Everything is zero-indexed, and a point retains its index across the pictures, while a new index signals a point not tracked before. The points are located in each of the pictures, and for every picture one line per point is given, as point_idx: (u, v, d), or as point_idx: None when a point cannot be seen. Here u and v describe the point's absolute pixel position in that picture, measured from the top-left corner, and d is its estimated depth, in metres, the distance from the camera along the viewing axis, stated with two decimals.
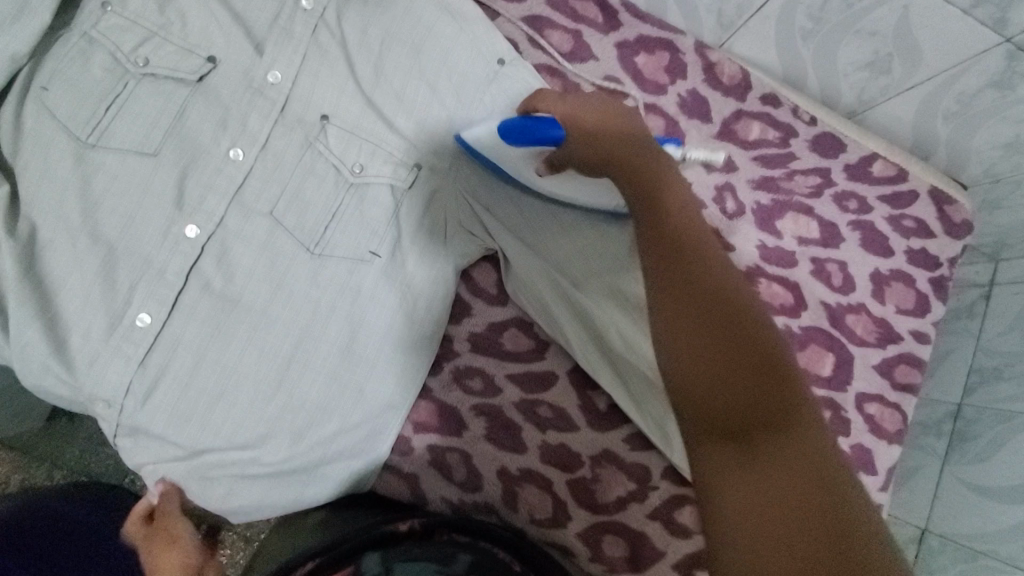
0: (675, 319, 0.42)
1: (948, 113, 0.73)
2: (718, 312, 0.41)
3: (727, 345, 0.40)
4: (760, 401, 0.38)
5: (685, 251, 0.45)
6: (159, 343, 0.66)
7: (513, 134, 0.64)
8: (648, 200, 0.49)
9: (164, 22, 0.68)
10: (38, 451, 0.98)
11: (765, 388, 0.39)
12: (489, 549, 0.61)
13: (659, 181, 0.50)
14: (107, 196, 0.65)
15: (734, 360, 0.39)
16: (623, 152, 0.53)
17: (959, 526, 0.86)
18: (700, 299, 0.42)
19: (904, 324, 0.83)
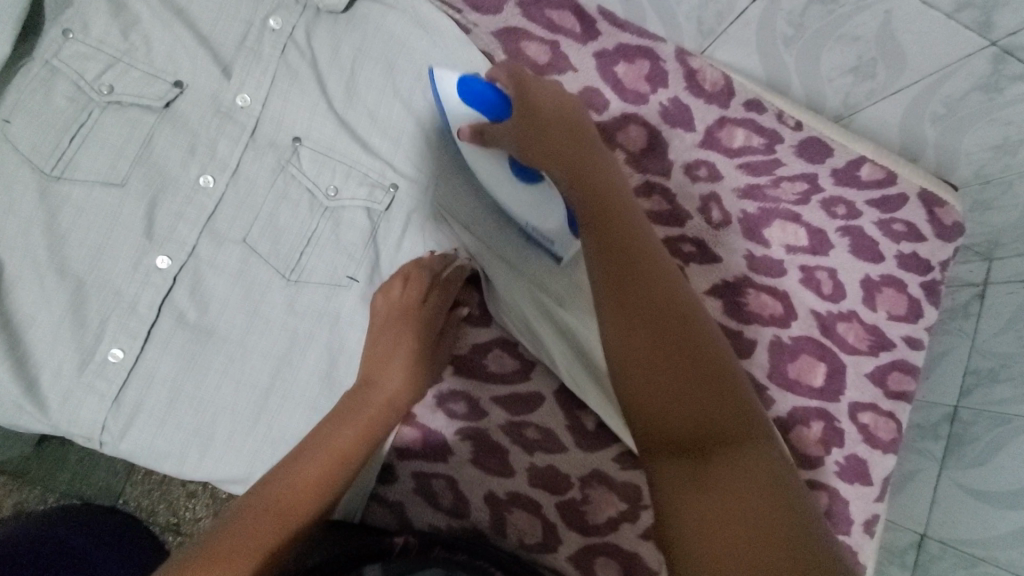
0: (632, 332, 0.44)
1: (935, 115, 0.71)
2: (671, 327, 0.44)
3: (679, 359, 0.43)
4: (713, 416, 0.41)
5: (637, 265, 0.47)
6: (134, 377, 0.65)
7: (466, 94, 0.66)
8: (599, 210, 0.52)
9: (127, 47, 0.66)
10: (31, 474, 0.96)
11: (718, 403, 0.42)
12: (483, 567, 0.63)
13: (619, 206, 0.53)
14: (76, 229, 0.64)
15: (686, 373, 0.42)
16: (581, 174, 0.56)
17: (957, 531, 0.84)
18: (655, 315, 0.45)
19: (897, 331, 0.82)
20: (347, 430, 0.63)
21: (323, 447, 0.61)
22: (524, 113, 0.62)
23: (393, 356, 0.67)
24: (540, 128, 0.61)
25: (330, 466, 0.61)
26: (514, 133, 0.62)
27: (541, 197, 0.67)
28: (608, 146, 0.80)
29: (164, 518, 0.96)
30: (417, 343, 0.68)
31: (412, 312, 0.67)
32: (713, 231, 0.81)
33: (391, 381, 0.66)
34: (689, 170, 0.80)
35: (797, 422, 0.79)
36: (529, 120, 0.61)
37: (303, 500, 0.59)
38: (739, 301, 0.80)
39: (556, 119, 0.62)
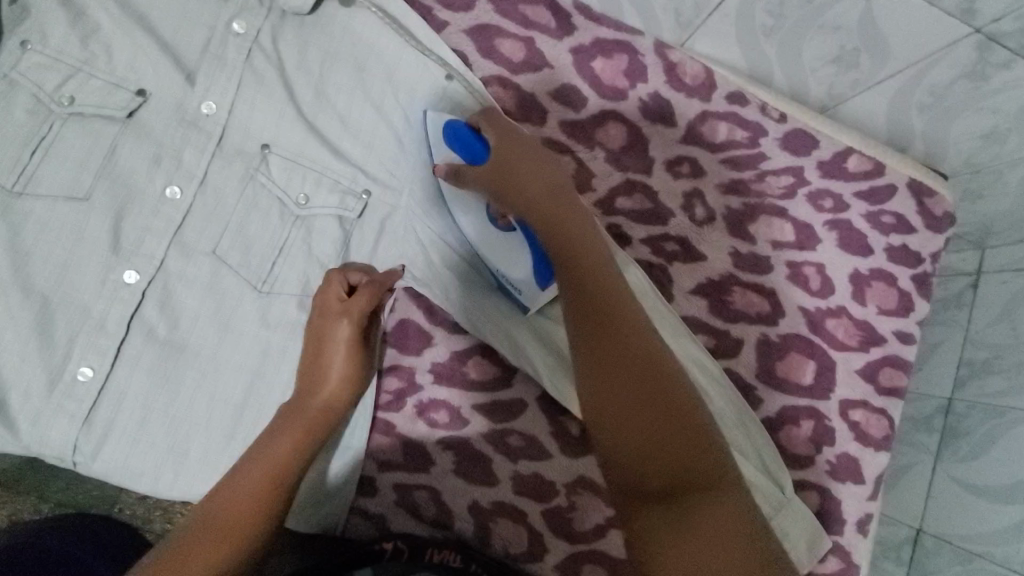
0: (607, 393, 0.47)
1: (921, 105, 0.69)
2: (646, 386, 0.47)
3: (652, 417, 0.46)
4: (683, 470, 0.44)
5: (615, 323, 0.50)
6: (104, 397, 0.64)
7: (452, 136, 0.69)
8: (575, 264, 0.54)
9: (87, 57, 0.64)
10: (23, 482, 0.89)
11: (689, 457, 0.45)
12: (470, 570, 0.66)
13: (591, 255, 0.56)
14: (39, 246, 0.61)
15: (659, 431, 0.45)
16: (556, 218, 0.57)
17: (954, 526, 0.79)
18: (632, 369, 0.48)
19: (887, 325, 0.80)
20: (286, 439, 0.61)
21: (264, 459, 0.60)
22: (498, 160, 0.62)
23: (327, 357, 0.65)
24: (512, 172, 0.61)
25: (271, 478, 0.59)
26: (488, 179, 0.62)
27: (511, 244, 0.68)
28: (587, 146, 0.78)
29: (161, 526, 0.89)
30: (351, 342, 0.65)
31: (342, 310, 0.64)
32: (697, 229, 0.79)
33: (326, 385, 0.64)
34: (670, 167, 0.79)
35: (787, 421, 0.77)
36: (503, 165, 0.61)
37: (247, 517, 0.57)
38: (725, 299, 0.78)
39: (528, 160, 0.62)
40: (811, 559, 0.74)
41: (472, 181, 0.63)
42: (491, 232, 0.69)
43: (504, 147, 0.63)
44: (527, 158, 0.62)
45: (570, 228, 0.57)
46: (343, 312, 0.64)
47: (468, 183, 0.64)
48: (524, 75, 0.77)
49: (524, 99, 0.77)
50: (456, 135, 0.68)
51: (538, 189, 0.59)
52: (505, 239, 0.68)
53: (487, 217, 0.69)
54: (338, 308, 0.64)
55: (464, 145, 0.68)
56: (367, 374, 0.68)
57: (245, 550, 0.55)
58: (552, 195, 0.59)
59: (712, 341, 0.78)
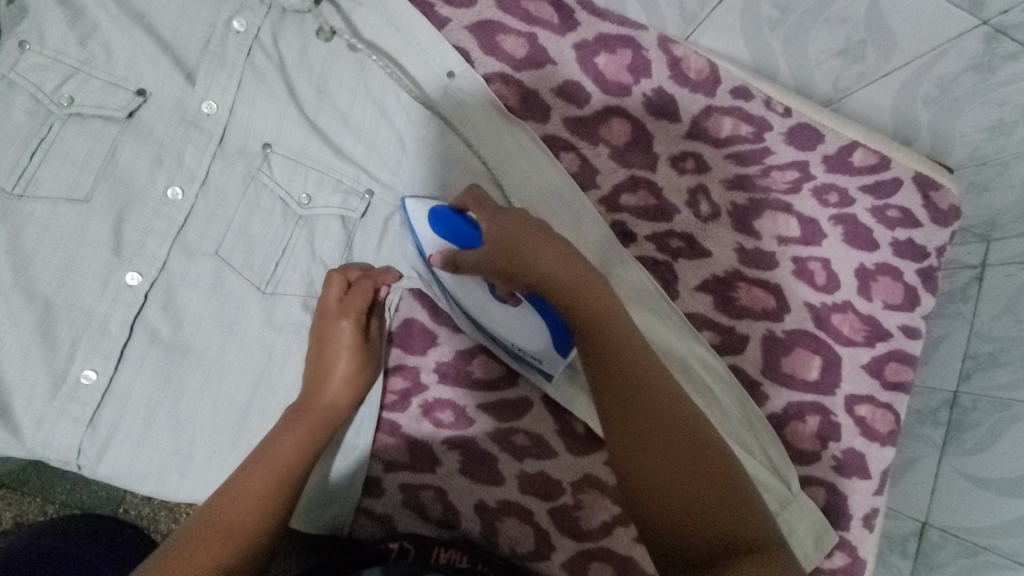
0: (641, 462, 0.48)
1: (927, 98, 0.69)
2: (679, 453, 0.47)
3: (689, 486, 0.46)
4: (724, 531, 0.45)
5: (641, 387, 0.50)
6: (108, 400, 0.63)
7: (438, 223, 0.68)
8: (592, 325, 0.53)
9: (86, 57, 0.63)
10: (28, 485, 0.89)
11: (729, 521, 0.45)
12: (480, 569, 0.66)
13: (607, 314, 0.54)
14: (40, 248, 0.61)
15: (696, 499, 0.46)
16: (568, 283, 0.55)
17: (958, 520, 0.79)
18: (665, 437, 0.48)
19: (893, 320, 0.79)
20: (289, 438, 0.61)
21: (269, 458, 0.59)
22: (494, 233, 0.61)
23: (330, 358, 0.65)
24: (512, 242, 0.59)
25: (274, 477, 0.58)
26: (487, 253, 0.62)
27: (524, 317, 0.67)
28: (591, 142, 0.77)
29: (166, 526, 0.89)
30: (352, 341, 0.65)
31: (342, 310, 0.65)
32: (701, 225, 0.78)
33: (328, 386, 0.65)
34: (675, 163, 0.78)
35: (793, 417, 0.77)
36: (502, 235, 0.61)
37: (249, 516, 0.56)
38: (730, 296, 0.78)
39: (527, 224, 0.61)
40: (818, 554, 0.74)
41: (472, 266, 0.64)
42: (501, 310, 0.67)
43: (499, 216, 0.63)
44: (525, 221, 0.61)
45: (585, 287, 0.55)
46: (341, 312, 0.66)
47: (467, 267, 0.65)
48: (527, 71, 0.76)
49: (527, 95, 0.76)
50: (439, 219, 0.68)
51: (544, 253, 0.57)
52: (513, 313, 0.67)
53: (491, 297, 0.67)
54: (337, 310, 0.66)
55: (451, 231, 0.67)
56: (370, 375, 0.68)
57: (244, 549, 0.54)
58: (559, 257, 0.56)
59: (718, 338, 0.77)
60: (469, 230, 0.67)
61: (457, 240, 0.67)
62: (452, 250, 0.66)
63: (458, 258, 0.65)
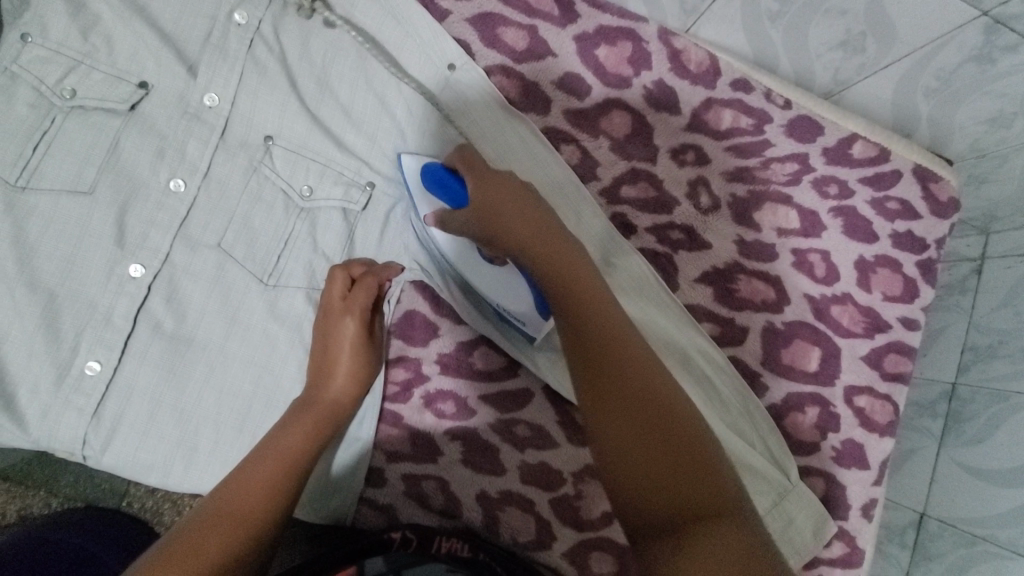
0: (612, 432, 0.47)
1: (928, 90, 0.69)
2: (649, 423, 0.46)
3: (658, 453, 0.45)
4: (689, 498, 0.43)
5: (612, 359, 0.49)
6: (112, 390, 0.64)
7: (430, 179, 0.68)
8: (569, 300, 0.54)
9: (89, 50, 0.64)
10: (32, 478, 0.90)
11: (697, 489, 0.43)
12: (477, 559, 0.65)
13: (578, 275, 0.56)
14: (44, 240, 0.61)
15: (663, 465, 0.44)
16: (542, 245, 0.58)
17: (956, 510, 0.79)
18: (629, 393, 0.47)
19: (892, 311, 0.80)
20: (296, 431, 0.62)
21: (279, 446, 0.60)
22: (479, 201, 0.64)
23: (335, 353, 0.66)
24: (496, 210, 0.62)
25: (284, 465, 0.59)
26: (473, 216, 0.64)
27: (508, 279, 0.68)
28: (591, 134, 0.78)
29: (169, 518, 0.90)
30: (356, 337, 0.66)
31: (346, 307, 0.66)
32: (702, 217, 0.79)
33: (332, 381, 0.65)
34: (675, 155, 0.78)
35: (792, 408, 0.78)
36: (488, 204, 0.63)
37: (257, 505, 0.56)
38: (730, 288, 0.78)
39: (511, 195, 0.63)
40: (817, 544, 0.74)
41: (460, 227, 0.66)
42: (485, 270, 0.69)
43: (487, 186, 0.65)
44: (510, 193, 0.63)
45: (564, 262, 0.57)
46: (345, 309, 0.66)
47: (455, 226, 0.67)
48: (528, 64, 0.76)
49: (528, 88, 0.77)
50: (433, 176, 0.68)
51: (522, 217, 0.61)
52: (499, 273, 0.69)
53: (479, 255, 0.69)
54: (341, 306, 0.66)
55: (441, 186, 0.68)
56: (372, 370, 0.68)
57: (252, 536, 0.54)
58: (540, 232, 0.59)
59: (718, 329, 0.78)
60: (458, 188, 0.68)
61: (446, 195, 0.68)
62: (443, 209, 0.68)
63: (447, 217, 0.67)
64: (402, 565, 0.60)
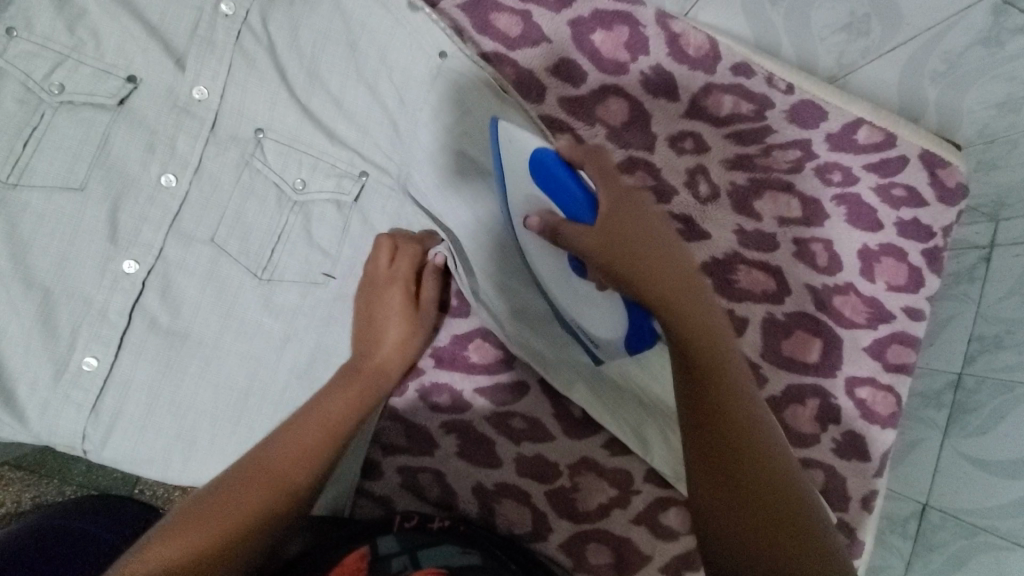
0: (712, 450, 0.52)
1: (935, 73, 0.68)
2: (751, 467, 0.51)
3: (747, 461, 0.51)
4: (766, 514, 0.49)
5: (744, 460, 0.51)
6: (110, 385, 0.64)
7: (539, 170, 0.59)
8: (670, 305, 0.54)
9: (75, 44, 0.63)
10: (47, 467, 0.91)
11: (776, 508, 0.50)
12: (473, 534, 0.66)
13: (685, 288, 0.55)
14: (38, 237, 0.62)
15: (751, 484, 0.50)
16: (645, 248, 0.56)
17: (958, 500, 0.78)
18: (723, 400, 0.52)
19: (896, 301, 0.78)
20: (337, 401, 0.62)
21: (319, 413, 0.60)
22: (614, 225, 0.56)
23: (382, 323, 0.67)
24: (627, 240, 0.55)
25: (323, 431, 0.60)
26: (603, 250, 0.55)
27: (603, 306, 0.64)
28: (587, 122, 0.76)
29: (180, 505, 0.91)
30: (403, 307, 0.67)
31: (391, 277, 0.67)
32: (701, 207, 0.77)
33: (380, 348, 0.66)
34: (674, 143, 0.77)
35: (792, 400, 0.77)
36: (617, 218, 0.56)
37: (292, 469, 0.57)
38: (730, 279, 0.77)
39: (651, 236, 0.57)
40: None
41: (574, 240, 0.56)
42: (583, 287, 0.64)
43: (619, 213, 0.56)
44: (641, 233, 0.56)
45: (675, 277, 0.55)
46: (389, 282, 0.67)
47: (569, 244, 0.57)
48: (522, 51, 0.74)
49: (521, 76, 0.75)
50: (541, 165, 0.58)
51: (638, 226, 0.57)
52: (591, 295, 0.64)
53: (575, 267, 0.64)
54: (384, 280, 0.67)
55: (546, 175, 0.58)
56: (420, 345, 0.69)
57: (284, 500, 0.56)
58: (662, 255, 0.56)
59: None
60: (572, 187, 0.57)
61: (550, 187, 0.59)
62: (549, 207, 0.59)
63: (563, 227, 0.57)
64: (416, 548, 0.59)
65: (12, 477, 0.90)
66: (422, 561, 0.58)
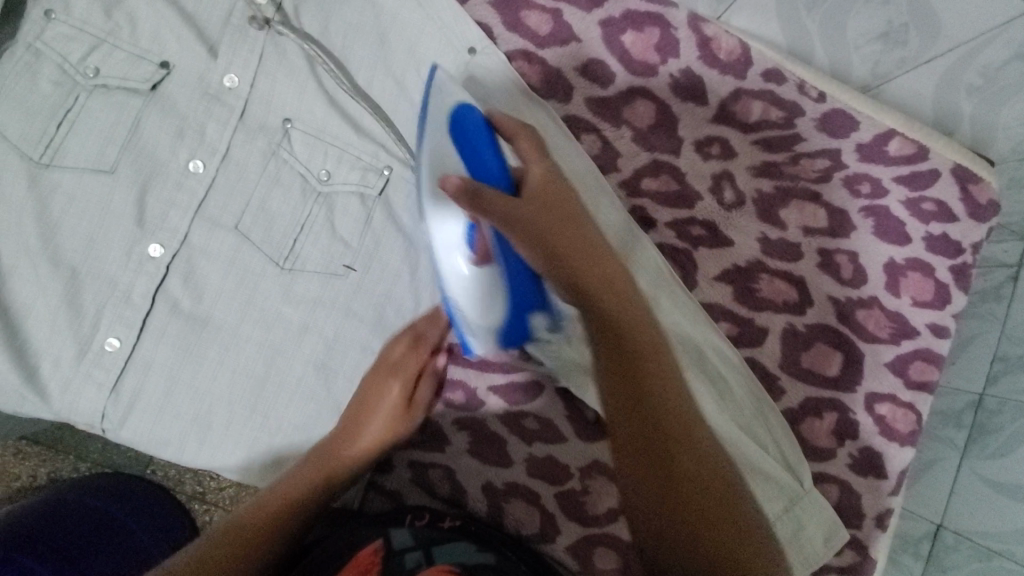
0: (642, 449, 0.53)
1: (970, 87, 0.69)
2: (682, 459, 0.52)
3: (679, 455, 0.52)
4: (701, 509, 0.51)
5: (673, 451, 0.52)
6: (131, 367, 0.65)
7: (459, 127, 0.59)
8: (596, 295, 0.56)
9: (112, 28, 0.64)
10: (63, 443, 0.92)
11: (707, 498, 0.52)
12: (484, 533, 0.67)
13: (607, 277, 0.57)
14: (66, 218, 0.63)
15: (684, 477, 0.52)
16: (569, 232, 0.57)
17: (977, 524, 0.77)
18: (651, 393, 0.54)
19: (921, 318, 0.76)
20: (320, 469, 0.61)
21: (302, 476, 0.60)
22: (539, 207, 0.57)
23: (370, 414, 0.64)
24: (551, 221, 0.57)
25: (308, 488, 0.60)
26: (530, 230, 0.55)
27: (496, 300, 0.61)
28: (614, 124, 0.75)
29: (191, 488, 0.90)
30: (394, 406, 0.65)
31: (392, 373, 0.65)
32: (725, 213, 0.76)
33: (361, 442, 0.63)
34: (700, 148, 0.76)
35: (809, 414, 0.76)
36: (541, 201, 0.57)
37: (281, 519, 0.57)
38: (751, 287, 0.76)
39: (576, 221, 0.59)
40: (828, 552, 0.71)
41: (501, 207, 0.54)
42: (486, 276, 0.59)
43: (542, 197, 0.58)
44: (566, 216, 0.58)
45: (598, 265, 0.58)
46: (388, 373, 0.65)
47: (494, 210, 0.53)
48: (551, 49, 0.74)
49: (549, 75, 0.75)
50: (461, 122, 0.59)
51: (562, 211, 0.58)
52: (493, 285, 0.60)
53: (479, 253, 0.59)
54: (384, 370, 0.66)
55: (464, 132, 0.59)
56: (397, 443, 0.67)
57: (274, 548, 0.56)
58: (583, 240, 0.58)
59: (735, 330, 0.76)
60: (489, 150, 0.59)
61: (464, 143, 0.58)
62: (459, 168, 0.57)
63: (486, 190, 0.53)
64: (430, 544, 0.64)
65: (29, 450, 0.91)
66: (439, 558, 0.64)
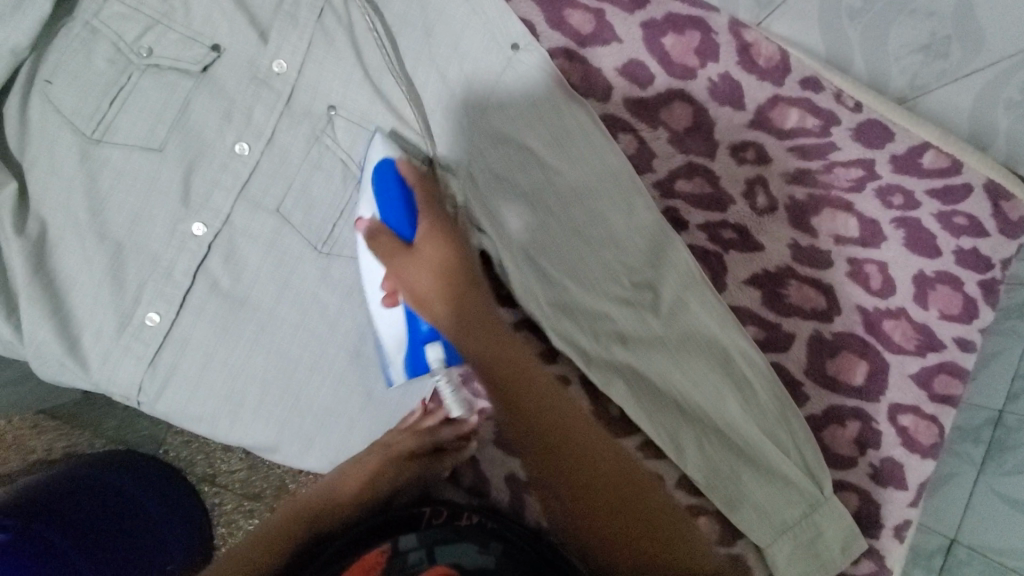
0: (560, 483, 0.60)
1: (1010, 102, 0.70)
2: (594, 487, 0.59)
3: (589, 486, 0.59)
4: (625, 528, 0.58)
5: (583, 475, 0.60)
6: (169, 342, 0.66)
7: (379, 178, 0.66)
8: (487, 350, 0.61)
9: (166, 10, 0.66)
10: (83, 418, 0.92)
11: (628, 509, 0.60)
12: (509, 541, 0.55)
13: (490, 327, 0.62)
14: (114, 192, 0.65)
15: (601, 499, 0.59)
16: (455, 286, 0.61)
17: (991, 539, 0.76)
18: (554, 430, 0.60)
19: (948, 331, 0.77)
20: (294, 515, 0.61)
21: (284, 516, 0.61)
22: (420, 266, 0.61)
23: (351, 474, 0.65)
24: (433, 278, 0.61)
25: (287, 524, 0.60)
26: (420, 295, 0.61)
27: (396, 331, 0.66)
28: (650, 125, 0.76)
29: (201, 469, 0.91)
30: (380, 464, 0.66)
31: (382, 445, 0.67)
32: (756, 218, 0.77)
33: (343, 490, 0.63)
34: (735, 152, 0.76)
35: (832, 421, 0.76)
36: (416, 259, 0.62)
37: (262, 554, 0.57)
38: (780, 292, 0.76)
39: (458, 269, 0.62)
40: (845, 560, 0.71)
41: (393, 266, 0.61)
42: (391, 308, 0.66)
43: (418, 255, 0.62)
44: (449, 269, 0.62)
45: (481, 314, 0.62)
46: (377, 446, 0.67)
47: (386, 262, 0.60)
48: (593, 48, 0.75)
49: (589, 73, 0.75)
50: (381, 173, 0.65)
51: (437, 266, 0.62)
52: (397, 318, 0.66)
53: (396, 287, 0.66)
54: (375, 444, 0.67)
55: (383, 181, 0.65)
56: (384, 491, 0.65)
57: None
58: (464, 289, 0.62)
59: (763, 334, 0.76)
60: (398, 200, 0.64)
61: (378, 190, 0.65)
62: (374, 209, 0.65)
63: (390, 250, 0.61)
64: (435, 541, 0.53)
65: (46, 424, 0.91)
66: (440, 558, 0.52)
